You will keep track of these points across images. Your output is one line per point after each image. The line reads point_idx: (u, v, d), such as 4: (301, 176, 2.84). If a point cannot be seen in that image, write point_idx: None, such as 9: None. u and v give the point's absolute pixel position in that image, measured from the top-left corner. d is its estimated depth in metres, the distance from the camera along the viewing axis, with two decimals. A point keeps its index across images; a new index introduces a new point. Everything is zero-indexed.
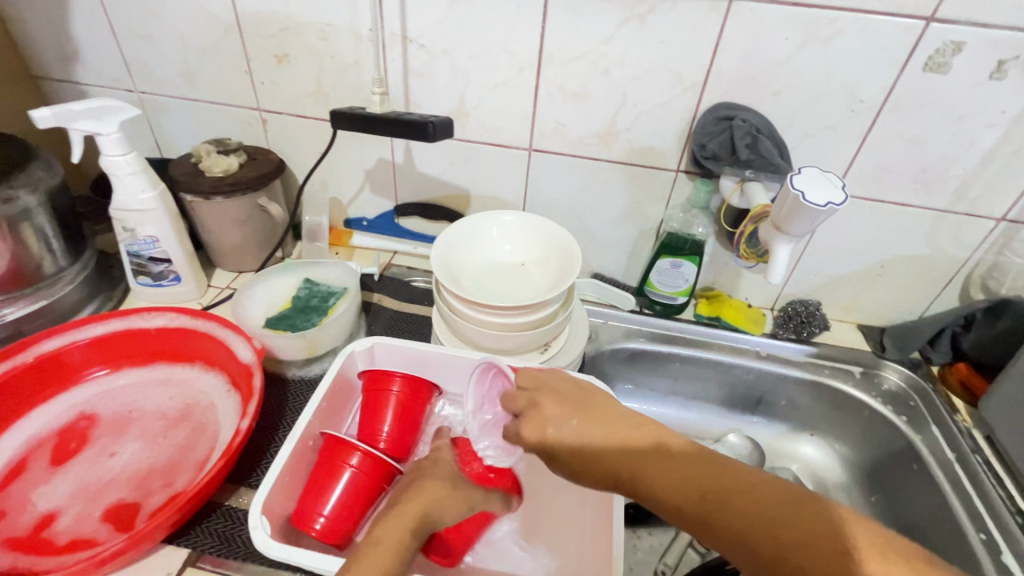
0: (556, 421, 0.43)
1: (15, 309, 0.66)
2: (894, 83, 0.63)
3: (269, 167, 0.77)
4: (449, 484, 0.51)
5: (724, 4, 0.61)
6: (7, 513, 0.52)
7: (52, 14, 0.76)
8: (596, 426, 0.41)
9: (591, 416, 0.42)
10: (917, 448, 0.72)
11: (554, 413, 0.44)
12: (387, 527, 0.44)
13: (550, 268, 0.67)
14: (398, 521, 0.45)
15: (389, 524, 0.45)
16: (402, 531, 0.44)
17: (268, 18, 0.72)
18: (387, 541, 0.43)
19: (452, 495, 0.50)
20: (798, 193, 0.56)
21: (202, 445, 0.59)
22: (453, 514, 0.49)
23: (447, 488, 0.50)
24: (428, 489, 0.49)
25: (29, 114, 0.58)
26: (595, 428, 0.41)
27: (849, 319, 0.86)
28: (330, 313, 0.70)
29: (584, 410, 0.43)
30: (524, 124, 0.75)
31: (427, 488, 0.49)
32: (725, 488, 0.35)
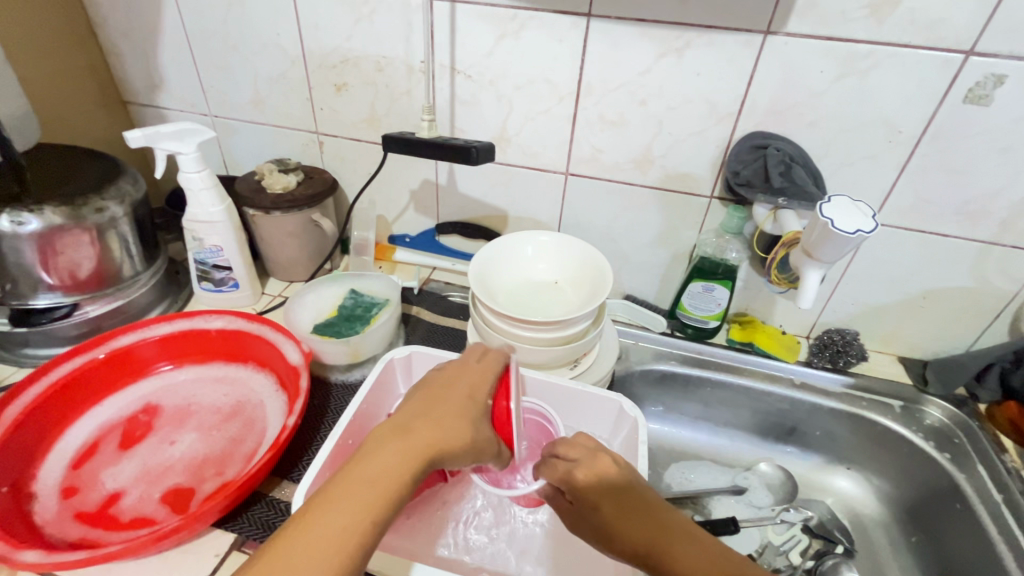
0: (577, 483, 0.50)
1: (96, 308, 0.73)
2: (932, 115, 0.64)
3: (324, 185, 0.83)
4: (461, 416, 0.50)
5: (760, 39, 0.64)
6: (81, 489, 0.57)
7: (145, 47, 0.86)
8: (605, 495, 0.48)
9: (613, 493, 0.48)
10: (961, 488, 0.69)
11: (599, 483, 0.49)
12: (390, 450, 0.45)
13: (583, 287, 0.70)
14: (403, 446, 0.45)
15: (389, 450, 0.45)
16: (411, 462, 0.45)
17: (332, 50, 0.79)
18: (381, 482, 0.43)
19: (458, 425, 0.49)
20: (827, 221, 0.57)
21: (251, 438, 0.64)
22: (456, 442, 0.48)
23: (463, 424, 0.50)
24: (441, 419, 0.49)
25: (123, 135, 0.67)
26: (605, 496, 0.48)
27: (889, 350, 0.84)
28: (372, 322, 0.75)
29: (616, 495, 0.48)
30: (562, 149, 0.79)
31: (438, 418, 0.49)
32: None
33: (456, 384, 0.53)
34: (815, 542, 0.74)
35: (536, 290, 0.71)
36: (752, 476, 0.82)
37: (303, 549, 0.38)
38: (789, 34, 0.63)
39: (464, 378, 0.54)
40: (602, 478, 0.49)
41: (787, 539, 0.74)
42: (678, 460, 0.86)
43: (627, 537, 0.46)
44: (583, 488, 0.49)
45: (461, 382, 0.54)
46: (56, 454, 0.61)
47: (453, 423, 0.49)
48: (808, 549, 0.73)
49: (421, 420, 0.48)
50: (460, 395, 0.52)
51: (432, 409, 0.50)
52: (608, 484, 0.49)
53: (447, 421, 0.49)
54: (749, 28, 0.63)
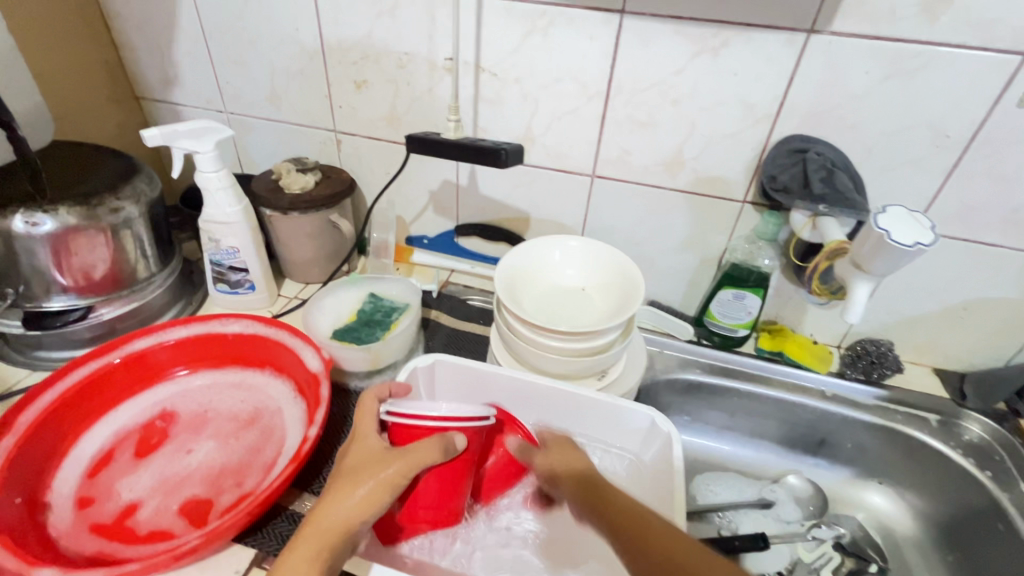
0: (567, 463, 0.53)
1: (111, 310, 0.72)
2: (984, 119, 0.61)
3: (342, 186, 0.81)
4: (353, 482, 0.47)
5: (802, 38, 0.61)
6: (96, 500, 0.56)
7: (160, 41, 0.84)
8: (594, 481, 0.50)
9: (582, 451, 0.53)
10: (1004, 508, 0.66)
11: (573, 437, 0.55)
12: (296, 548, 0.44)
13: (612, 295, 0.67)
14: (302, 543, 0.44)
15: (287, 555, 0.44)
16: (313, 558, 0.44)
17: (352, 46, 0.77)
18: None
19: (354, 493, 0.46)
20: (883, 232, 0.54)
21: (269, 448, 0.62)
22: (362, 511, 0.46)
23: (364, 488, 0.47)
24: (335, 497, 0.47)
25: (141, 134, 0.65)
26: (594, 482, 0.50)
27: (924, 361, 0.81)
28: (392, 328, 0.73)
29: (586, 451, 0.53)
30: (589, 150, 0.76)
31: (331, 495, 0.47)
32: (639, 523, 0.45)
33: (366, 444, 0.51)
34: (848, 559, 0.72)
35: (563, 297, 0.69)
36: (779, 489, 0.79)
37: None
38: (834, 33, 0.60)
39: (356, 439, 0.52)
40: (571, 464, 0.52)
41: (819, 557, 0.71)
42: (703, 471, 0.83)
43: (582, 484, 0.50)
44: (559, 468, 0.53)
45: (364, 437, 0.51)
46: (71, 463, 0.59)
47: (351, 495, 0.46)
48: (841, 567, 0.71)
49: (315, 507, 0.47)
50: (367, 451, 0.50)
51: (337, 483, 0.48)
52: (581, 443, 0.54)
53: (342, 494, 0.47)
54: (792, 26, 0.60)
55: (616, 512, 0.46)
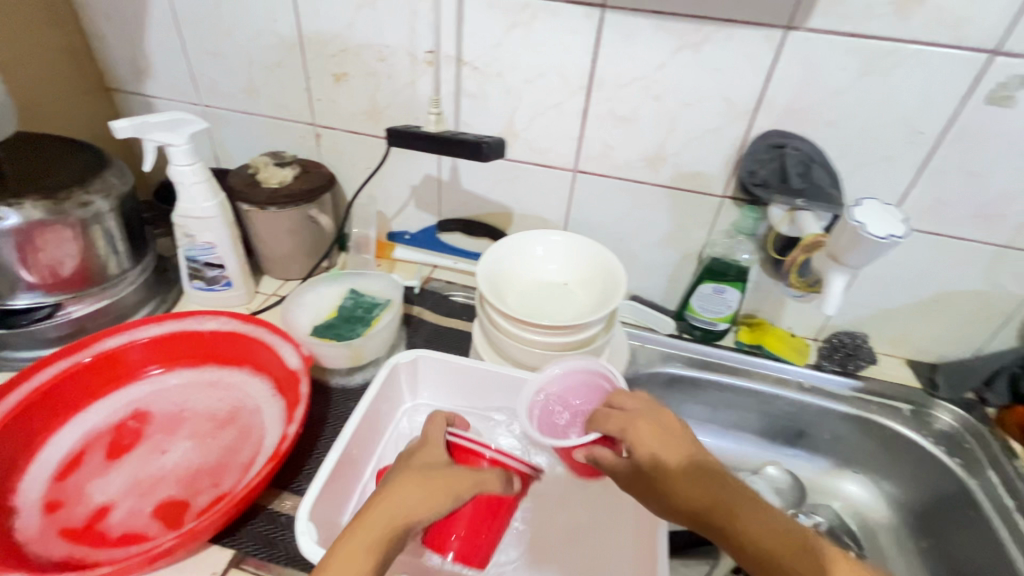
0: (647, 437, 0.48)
1: (81, 307, 0.69)
2: (954, 116, 0.62)
3: (321, 181, 0.80)
4: (422, 477, 0.45)
5: (780, 34, 0.62)
6: (65, 503, 0.54)
7: (131, 31, 0.81)
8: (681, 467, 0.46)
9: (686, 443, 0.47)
10: (973, 494, 0.69)
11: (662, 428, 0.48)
12: (352, 540, 0.41)
13: (594, 290, 0.68)
14: (359, 532, 0.41)
15: (343, 541, 0.41)
16: (370, 549, 0.41)
17: (331, 38, 0.75)
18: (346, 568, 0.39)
19: (419, 487, 0.44)
20: (858, 225, 0.55)
21: (247, 447, 0.60)
22: (424, 506, 0.43)
23: (427, 485, 0.44)
24: (400, 489, 0.44)
25: (110, 125, 0.63)
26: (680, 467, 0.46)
27: (897, 353, 0.83)
28: (374, 324, 0.72)
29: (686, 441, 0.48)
30: (571, 145, 0.76)
31: (396, 486, 0.44)
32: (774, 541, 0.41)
33: (428, 450, 0.49)
34: None
35: (546, 292, 0.69)
36: (759, 480, 0.80)
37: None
38: (811, 30, 0.61)
39: (419, 445, 0.49)
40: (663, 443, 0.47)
41: None
42: None
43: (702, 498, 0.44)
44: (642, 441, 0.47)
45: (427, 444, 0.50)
46: (38, 466, 0.57)
47: (417, 490, 0.44)
48: None
49: (377, 498, 0.44)
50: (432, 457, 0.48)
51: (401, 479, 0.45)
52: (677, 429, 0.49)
53: (410, 484, 0.44)
54: (770, 23, 0.61)
55: (743, 534, 0.42)
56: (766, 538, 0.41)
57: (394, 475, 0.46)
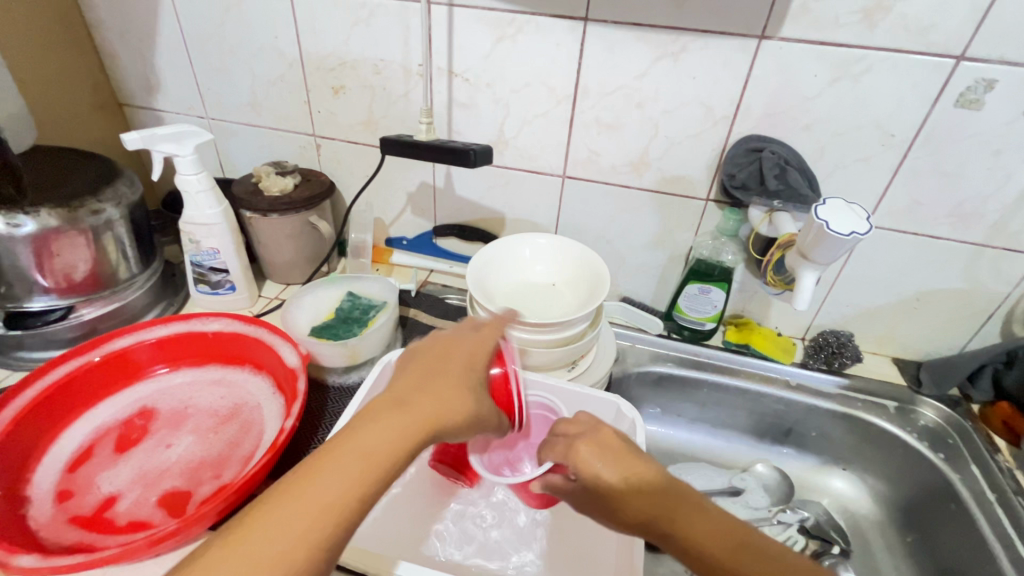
0: (594, 451, 0.48)
1: (92, 310, 0.73)
2: (925, 119, 0.65)
3: (321, 188, 0.83)
4: (465, 382, 0.48)
5: (754, 44, 0.64)
6: (76, 493, 0.57)
7: (142, 49, 0.86)
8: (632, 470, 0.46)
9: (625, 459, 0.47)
10: (955, 487, 0.70)
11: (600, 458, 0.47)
12: (387, 431, 0.41)
13: (580, 289, 0.70)
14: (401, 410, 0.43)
15: (382, 428, 0.41)
16: (408, 430, 0.42)
17: (330, 54, 0.79)
18: (375, 461, 0.39)
19: (458, 387, 0.47)
20: (821, 223, 0.57)
21: (248, 442, 0.63)
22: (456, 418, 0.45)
23: (464, 390, 0.47)
24: (438, 397, 0.45)
25: (121, 137, 0.67)
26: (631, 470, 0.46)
27: (883, 351, 0.85)
28: (370, 325, 0.75)
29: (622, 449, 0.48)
30: (558, 152, 0.79)
31: (440, 392, 0.46)
32: (723, 548, 0.42)
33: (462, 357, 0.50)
34: (811, 542, 0.75)
35: (534, 292, 0.71)
36: (748, 477, 0.82)
37: (269, 549, 0.35)
38: (783, 39, 0.63)
39: (466, 349, 0.51)
40: (611, 446, 0.48)
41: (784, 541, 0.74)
42: (676, 461, 0.86)
43: (646, 510, 0.44)
44: (584, 454, 0.48)
45: (462, 350, 0.51)
46: (50, 458, 0.60)
47: (456, 398, 0.46)
48: (804, 550, 0.74)
49: (420, 394, 0.45)
50: (467, 366, 0.50)
51: (438, 380, 0.47)
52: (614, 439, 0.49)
53: (455, 390, 0.47)
54: (745, 33, 0.64)
55: (696, 539, 0.43)
56: (716, 546, 0.42)
57: (434, 369, 0.48)
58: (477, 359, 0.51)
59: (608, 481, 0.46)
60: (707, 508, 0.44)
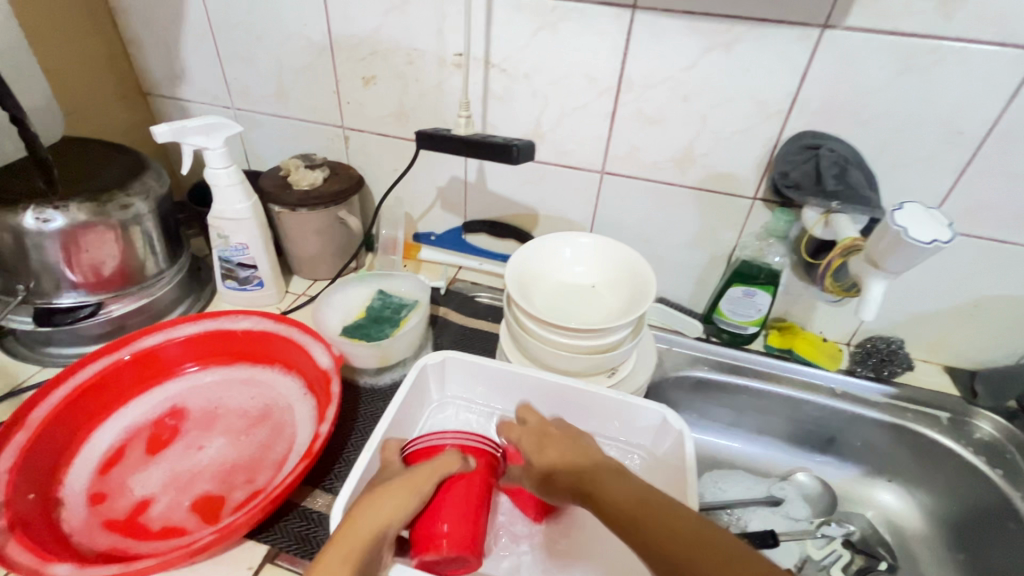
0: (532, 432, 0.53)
1: (120, 306, 0.72)
2: (998, 115, 0.60)
3: (350, 183, 0.81)
4: (406, 493, 0.47)
5: (815, 33, 0.60)
6: (109, 496, 0.56)
7: (167, 37, 0.84)
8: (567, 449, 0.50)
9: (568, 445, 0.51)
10: (1015, 506, 0.66)
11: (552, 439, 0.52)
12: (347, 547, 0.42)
13: (623, 292, 0.67)
14: (340, 546, 0.42)
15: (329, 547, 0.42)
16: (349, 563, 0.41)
17: (360, 42, 0.76)
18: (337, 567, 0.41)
19: (391, 495, 0.46)
20: (901, 228, 0.53)
21: (280, 444, 0.62)
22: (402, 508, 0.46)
23: (404, 490, 0.47)
24: (376, 500, 0.46)
25: (150, 130, 0.64)
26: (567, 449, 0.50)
27: (934, 359, 0.81)
28: (402, 325, 0.73)
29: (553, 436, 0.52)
30: (597, 147, 0.76)
31: (376, 497, 0.46)
32: (632, 509, 0.42)
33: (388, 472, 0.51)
34: (857, 558, 0.72)
35: (573, 294, 0.69)
36: (788, 486, 0.79)
37: None
38: (847, 28, 0.59)
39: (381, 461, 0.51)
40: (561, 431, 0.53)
41: (828, 554, 0.72)
42: (712, 469, 0.83)
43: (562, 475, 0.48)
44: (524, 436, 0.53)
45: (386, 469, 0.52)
46: (82, 459, 0.59)
47: (390, 495, 0.46)
48: (850, 565, 0.71)
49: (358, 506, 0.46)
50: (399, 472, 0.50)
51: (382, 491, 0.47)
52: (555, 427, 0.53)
53: (400, 496, 0.46)
54: (805, 22, 0.60)
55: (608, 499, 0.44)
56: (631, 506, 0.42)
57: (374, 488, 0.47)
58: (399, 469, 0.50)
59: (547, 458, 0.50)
60: (630, 476, 0.45)
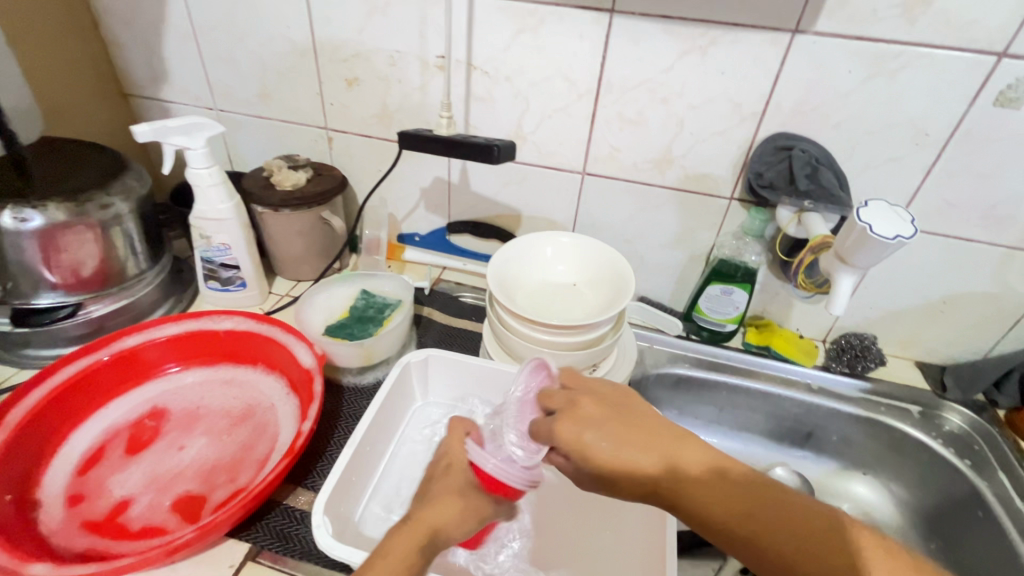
0: (591, 428, 0.44)
1: (100, 307, 0.71)
2: (961, 117, 0.63)
3: (334, 183, 0.81)
4: (456, 499, 0.47)
5: (786, 38, 0.62)
6: (87, 497, 0.56)
7: (148, 38, 0.83)
8: (632, 443, 0.43)
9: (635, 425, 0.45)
10: (983, 494, 0.69)
11: (594, 416, 0.45)
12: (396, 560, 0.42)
13: (604, 290, 0.68)
14: (403, 539, 0.43)
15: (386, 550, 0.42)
16: (409, 557, 0.42)
17: (344, 44, 0.77)
18: (389, 562, 0.41)
19: (463, 507, 0.47)
20: (865, 226, 0.55)
21: (263, 443, 0.62)
22: (460, 527, 0.46)
23: (460, 506, 0.47)
24: (442, 509, 0.46)
25: (132, 129, 0.65)
26: (632, 444, 0.43)
27: (905, 354, 0.83)
28: (385, 324, 0.73)
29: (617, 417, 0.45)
30: (578, 148, 0.77)
31: (438, 507, 0.46)
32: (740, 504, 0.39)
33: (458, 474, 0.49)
34: None
35: (554, 292, 0.70)
36: None
37: None
38: (817, 33, 0.61)
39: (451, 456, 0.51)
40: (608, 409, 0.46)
41: None
42: None
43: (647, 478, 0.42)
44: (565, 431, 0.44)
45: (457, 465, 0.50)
46: (60, 461, 0.58)
47: (452, 507, 0.46)
48: None
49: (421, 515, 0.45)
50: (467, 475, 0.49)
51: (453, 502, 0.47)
52: (606, 408, 0.46)
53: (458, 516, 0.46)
54: (777, 27, 0.62)
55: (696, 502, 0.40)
56: (728, 510, 0.39)
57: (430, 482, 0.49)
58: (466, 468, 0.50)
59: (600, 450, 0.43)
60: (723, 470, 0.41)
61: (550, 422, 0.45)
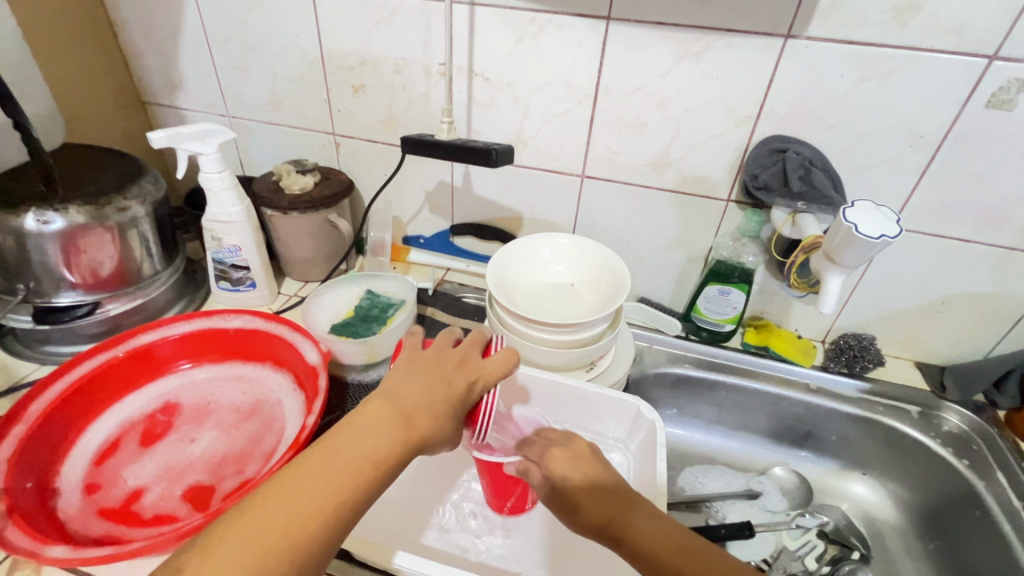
0: (565, 462, 0.50)
1: (117, 306, 0.74)
2: (954, 119, 0.63)
3: (341, 187, 0.84)
4: (433, 399, 0.45)
5: (780, 43, 0.64)
6: (103, 486, 0.58)
7: (165, 49, 0.87)
8: (595, 477, 0.48)
9: (601, 472, 0.49)
10: (981, 495, 0.68)
11: (569, 456, 0.51)
12: (333, 469, 0.40)
13: (600, 290, 0.70)
14: (351, 447, 0.41)
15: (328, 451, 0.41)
16: (344, 479, 0.40)
17: (350, 53, 0.79)
18: (330, 471, 0.40)
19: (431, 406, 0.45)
20: (850, 225, 0.56)
21: (269, 437, 0.64)
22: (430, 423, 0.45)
23: (429, 410, 0.45)
24: (407, 406, 0.44)
25: (147, 136, 0.68)
26: (595, 477, 0.49)
27: (905, 355, 0.84)
28: (389, 323, 0.76)
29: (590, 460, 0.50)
30: (577, 152, 0.79)
31: (400, 406, 0.44)
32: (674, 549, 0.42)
33: (435, 376, 0.47)
34: (831, 547, 0.74)
35: (552, 292, 0.71)
36: (766, 481, 0.82)
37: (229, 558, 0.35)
38: (809, 38, 0.63)
39: (457, 359, 0.48)
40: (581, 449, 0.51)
41: (803, 545, 0.74)
42: (692, 464, 0.86)
43: (598, 516, 0.46)
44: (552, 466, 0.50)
45: (438, 365, 0.48)
46: (78, 451, 0.61)
47: (418, 403, 0.45)
48: (823, 555, 0.73)
49: (380, 412, 0.44)
50: (444, 379, 0.47)
51: (420, 401, 0.45)
52: (582, 452, 0.51)
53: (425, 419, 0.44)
54: (770, 32, 0.63)
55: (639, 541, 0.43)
56: (664, 546, 0.42)
57: (409, 379, 0.46)
58: (458, 372, 0.48)
59: (565, 476, 0.49)
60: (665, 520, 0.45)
61: (541, 451, 0.52)
